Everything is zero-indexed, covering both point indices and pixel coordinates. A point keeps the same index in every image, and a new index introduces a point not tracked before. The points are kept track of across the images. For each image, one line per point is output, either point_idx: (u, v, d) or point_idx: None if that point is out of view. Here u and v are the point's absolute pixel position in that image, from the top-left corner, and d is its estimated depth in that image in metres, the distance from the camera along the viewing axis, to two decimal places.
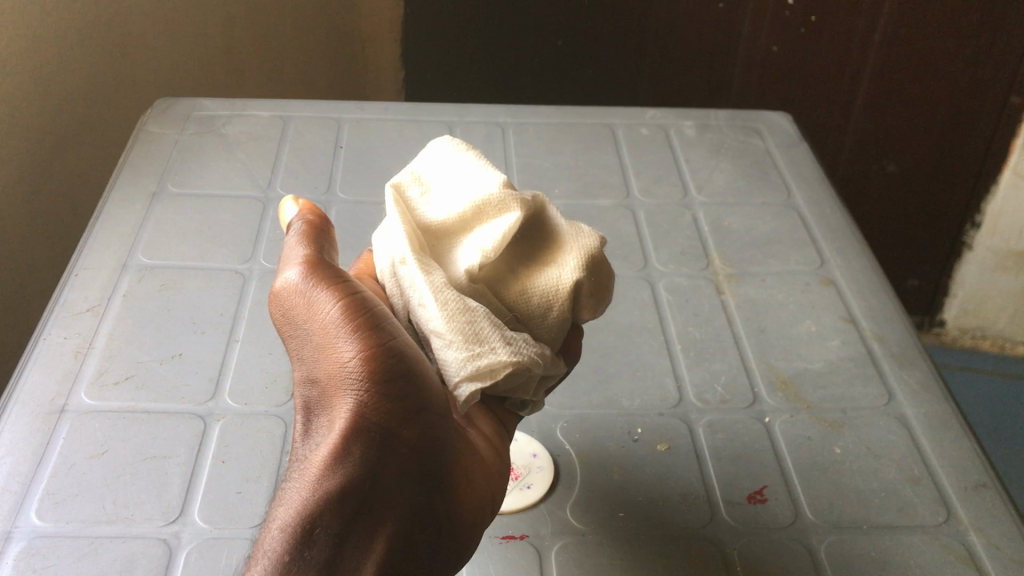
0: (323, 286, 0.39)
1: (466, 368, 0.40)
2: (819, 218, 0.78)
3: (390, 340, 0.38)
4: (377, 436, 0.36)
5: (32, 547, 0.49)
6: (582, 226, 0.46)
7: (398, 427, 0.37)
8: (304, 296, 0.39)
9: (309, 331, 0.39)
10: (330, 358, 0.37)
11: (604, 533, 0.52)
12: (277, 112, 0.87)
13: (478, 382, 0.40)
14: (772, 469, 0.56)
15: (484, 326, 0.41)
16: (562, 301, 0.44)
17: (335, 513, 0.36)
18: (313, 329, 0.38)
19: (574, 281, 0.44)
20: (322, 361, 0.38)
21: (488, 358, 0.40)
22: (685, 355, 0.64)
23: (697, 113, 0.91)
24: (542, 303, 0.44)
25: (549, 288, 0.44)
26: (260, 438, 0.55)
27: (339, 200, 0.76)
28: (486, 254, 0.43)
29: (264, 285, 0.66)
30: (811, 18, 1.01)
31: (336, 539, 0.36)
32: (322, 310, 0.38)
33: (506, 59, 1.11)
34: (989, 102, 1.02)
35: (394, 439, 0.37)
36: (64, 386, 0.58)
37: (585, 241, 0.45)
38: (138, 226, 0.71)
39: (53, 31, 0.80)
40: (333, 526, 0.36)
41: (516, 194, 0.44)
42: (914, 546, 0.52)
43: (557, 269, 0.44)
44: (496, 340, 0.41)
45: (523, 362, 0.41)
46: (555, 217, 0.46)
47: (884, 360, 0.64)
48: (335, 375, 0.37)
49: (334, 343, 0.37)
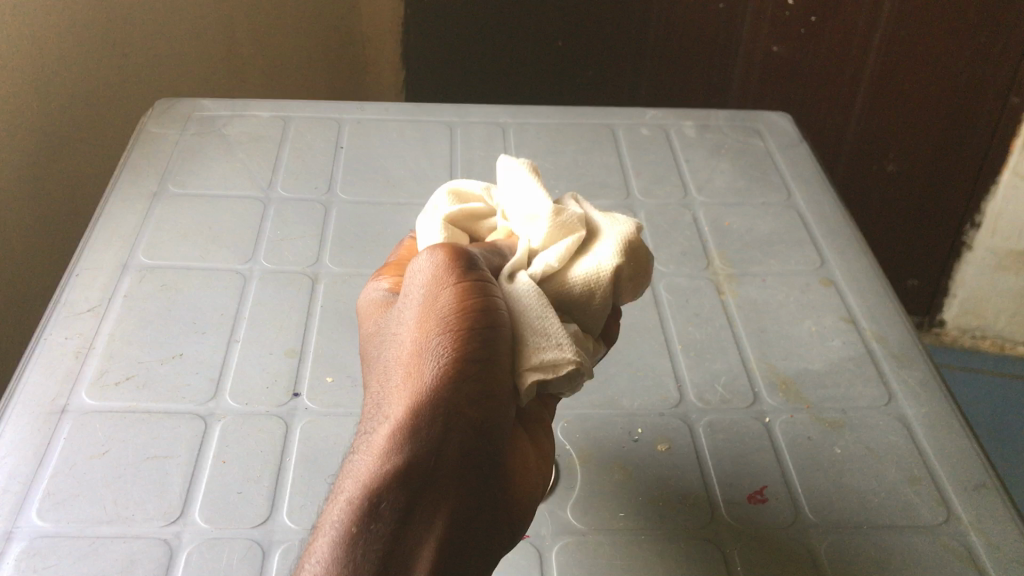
0: (445, 267, 0.37)
1: (529, 358, 0.37)
2: (819, 217, 0.78)
3: (485, 326, 0.36)
4: (450, 419, 0.34)
5: (32, 548, 0.49)
6: (616, 218, 0.46)
7: (472, 411, 0.35)
8: (421, 267, 0.38)
9: (409, 302, 0.38)
10: (418, 331, 0.36)
11: (605, 533, 0.52)
12: (277, 113, 0.87)
13: (540, 374, 0.37)
14: (772, 470, 0.56)
15: (553, 323, 0.38)
16: (604, 286, 0.43)
17: (400, 491, 0.34)
18: (418, 305, 0.37)
19: (615, 266, 0.43)
20: (409, 334, 0.36)
21: (552, 352, 0.37)
22: (685, 355, 0.64)
23: (697, 114, 0.91)
24: (585, 291, 0.43)
25: (591, 275, 0.43)
26: (260, 438, 0.55)
27: (339, 201, 0.76)
28: (550, 259, 0.43)
29: (264, 285, 0.66)
30: (811, 18, 1.01)
31: (398, 518, 0.34)
32: (433, 290, 0.37)
33: (506, 59, 1.11)
34: (989, 102, 1.02)
35: (464, 421, 0.35)
36: (65, 386, 0.58)
37: (620, 230, 0.45)
38: (138, 226, 0.72)
39: (53, 31, 0.80)
40: (396, 504, 0.34)
41: (569, 214, 0.45)
42: (915, 546, 0.52)
43: (597, 259, 0.44)
44: (562, 336, 0.38)
45: (583, 363, 0.38)
46: (596, 218, 0.47)
47: (884, 360, 0.64)
48: (420, 347, 0.35)
49: (426, 316, 0.36)
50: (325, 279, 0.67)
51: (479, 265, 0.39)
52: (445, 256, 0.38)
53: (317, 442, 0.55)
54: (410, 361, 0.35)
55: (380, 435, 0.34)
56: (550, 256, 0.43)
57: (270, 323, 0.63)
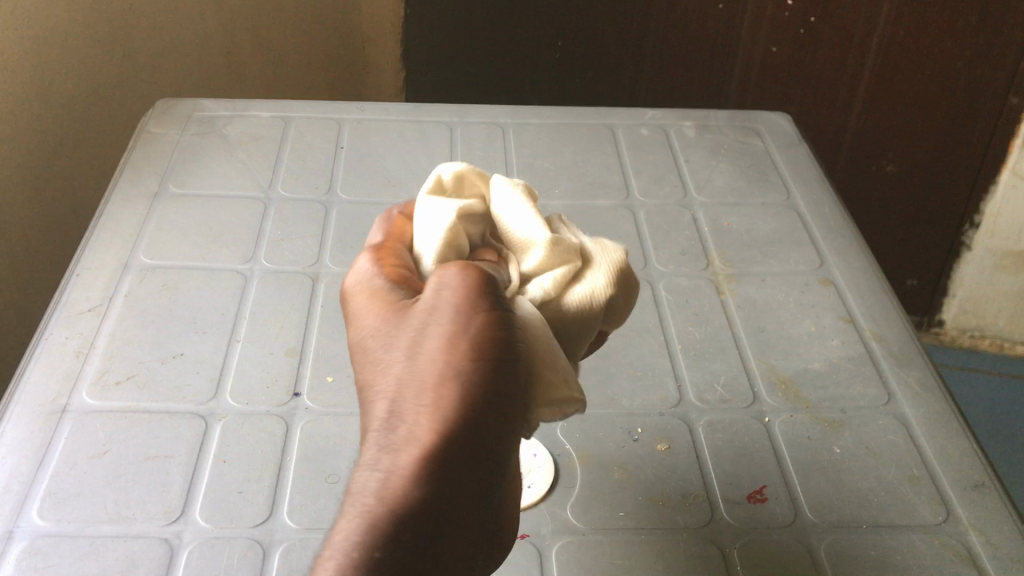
0: (476, 299, 0.38)
1: (544, 396, 0.38)
2: (819, 218, 0.78)
3: (512, 358, 0.37)
4: (479, 450, 0.35)
5: (33, 547, 0.49)
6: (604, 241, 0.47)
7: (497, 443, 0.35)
8: (446, 292, 0.38)
9: (432, 322, 0.37)
10: (449, 356, 0.36)
11: (605, 533, 0.52)
12: (277, 113, 0.87)
13: (549, 411, 0.39)
14: (772, 470, 0.56)
15: (563, 360, 0.40)
16: (597, 313, 0.44)
17: (425, 520, 0.34)
18: (445, 331, 0.37)
19: (607, 293, 0.44)
20: (436, 357, 0.36)
21: (565, 391, 0.39)
22: (684, 355, 0.64)
23: (697, 114, 0.91)
24: (579, 317, 0.43)
25: (585, 301, 0.44)
26: (260, 438, 0.55)
27: (340, 200, 0.76)
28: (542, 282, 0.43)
29: (265, 285, 0.67)
30: (811, 19, 1.01)
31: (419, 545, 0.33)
32: (463, 319, 0.37)
33: (506, 60, 1.11)
34: (988, 102, 1.02)
35: (490, 452, 0.35)
36: (65, 386, 0.58)
37: (611, 255, 0.46)
38: (139, 226, 0.72)
39: (54, 30, 0.80)
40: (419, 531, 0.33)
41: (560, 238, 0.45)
42: (914, 546, 0.52)
43: (589, 284, 0.44)
44: (572, 375, 0.40)
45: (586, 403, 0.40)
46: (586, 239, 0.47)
47: (883, 360, 0.64)
48: (449, 373, 0.35)
49: (453, 341, 0.36)
50: (326, 279, 0.68)
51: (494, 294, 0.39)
52: (473, 285, 0.38)
53: (317, 442, 0.55)
54: (438, 385, 0.35)
55: (407, 461, 0.34)
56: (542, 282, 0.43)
57: (270, 323, 0.64)
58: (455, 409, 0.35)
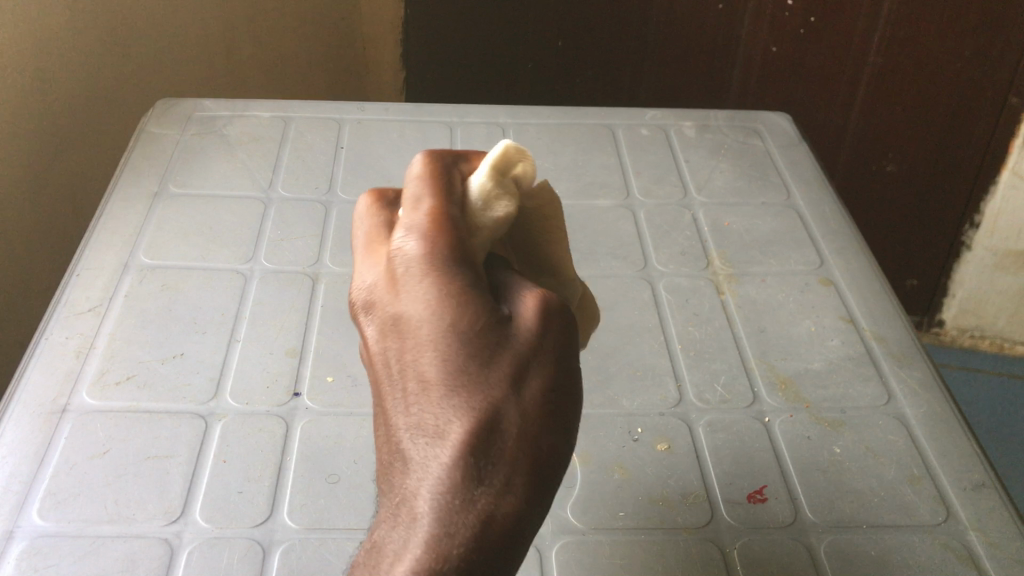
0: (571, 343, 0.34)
1: None
2: (819, 218, 0.78)
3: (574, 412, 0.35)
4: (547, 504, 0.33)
5: (33, 547, 0.49)
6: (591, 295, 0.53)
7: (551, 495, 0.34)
8: (550, 323, 0.34)
9: (535, 349, 0.33)
10: (551, 400, 0.32)
11: (605, 533, 0.52)
12: (277, 113, 0.87)
13: None
14: (771, 470, 0.56)
15: None
16: None
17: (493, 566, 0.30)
18: (549, 366, 0.33)
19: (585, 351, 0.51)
20: (537, 393, 0.32)
21: None
22: (684, 355, 0.64)
23: (697, 114, 0.91)
24: None
25: None
26: (261, 438, 0.55)
27: (340, 200, 0.76)
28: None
29: (265, 285, 0.67)
30: (810, 19, 1.01)
31: None
32: (562, 362, 0.33)
33: (506, 60, 1.11)
34: (988, 102, 1.02)
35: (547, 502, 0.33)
36: (65, 386, 0.58)
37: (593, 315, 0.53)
38: (138, 226, 0.72)
39: (55, 30, 0.80)
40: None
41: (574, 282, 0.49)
42: (914, 545, 0.52)
43: None
44: None
45: None
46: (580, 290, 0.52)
47: (883, 360, 0.64)
48: (545, 423, 0.32)
49: (550, 387, 0.32)
50: (326, 279, 0.68)
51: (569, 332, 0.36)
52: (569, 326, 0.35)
53: (317, 442, 0.55)
54: (532, 434, 0.31)
55: (499, 505, 0.30)
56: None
57: (270, 323, 0.64)
58: (544, 469, 0.32)
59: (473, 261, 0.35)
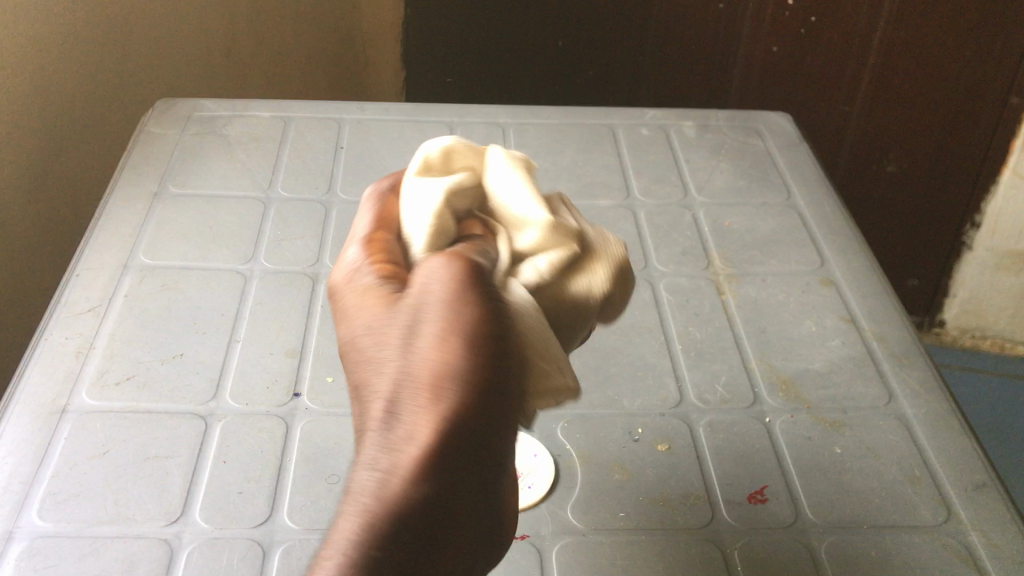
0: (469, 285, 0.34)
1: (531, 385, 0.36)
2: (819, 218, 0.78)
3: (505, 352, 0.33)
4: (473, 450, 0.31)
5: (33, 548, 0.49)
6: (607, 235, 0.48)
7: (488, 440, 0.31)
8: (443, 274, 0.34)
9: (431, 304, 0.33)
10: (449, 342, 0.32)
11: (605, 533, 0.52)
12: (277, 113, 0.87)
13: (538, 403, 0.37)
14: (772, 470, 0.56)
15: (554, 346, 0.38)
16: (594, 305, 0.44)
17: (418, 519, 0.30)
18: (439, 314, 0.33)
19: (604, 288, 0.44)
20: (434, 343, 0.32)
21: (553, 376, 0.37)
22: (685, 355, 0.64)
23: (697, 114, 0.91)
24: (577, 307, 0.43)
25: (584, 293, 0.44)
26: (260, 438, 0.55)
27: (340, 200, 0.76)
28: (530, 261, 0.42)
29: (265, 285, 0.67)
30: (811, 19, 1.01)
31: (411, 550, 0.30)
32: (456, 307, 0.33)
33: (507, 60, 1.11)
34: (989, 103, 1.01)
35: (490, 449, 0.31)
36: (65, 386, 0.58)
37: (611, 251, 0.46)
38: (138, 226, 0.72)
39: (55, 31, 0.80)
40: (412, 533, 0.30)
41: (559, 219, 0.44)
42: (915, 546, 0.52)
43: (589, 278, 0.44)
44: (563, 361, 0.38)
45: (575, 390, 0.39)
46: (588, 233, 0.46)
47: (884, 360, 0.64)
48: (442, 366, 0.31)
49: (445, 334, 0.32)
50: (326, 279, 0.68)
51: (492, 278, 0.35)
52: (460, 267, 0.35)
53: (317, 442, 0.55)
54: (426, 382, 0.31)
55: (400, 461, 0.30)
56: (527, 270, 0.41)
57: (270, 323, 0.63)
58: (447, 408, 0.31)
59: (396, 275, 0.38)
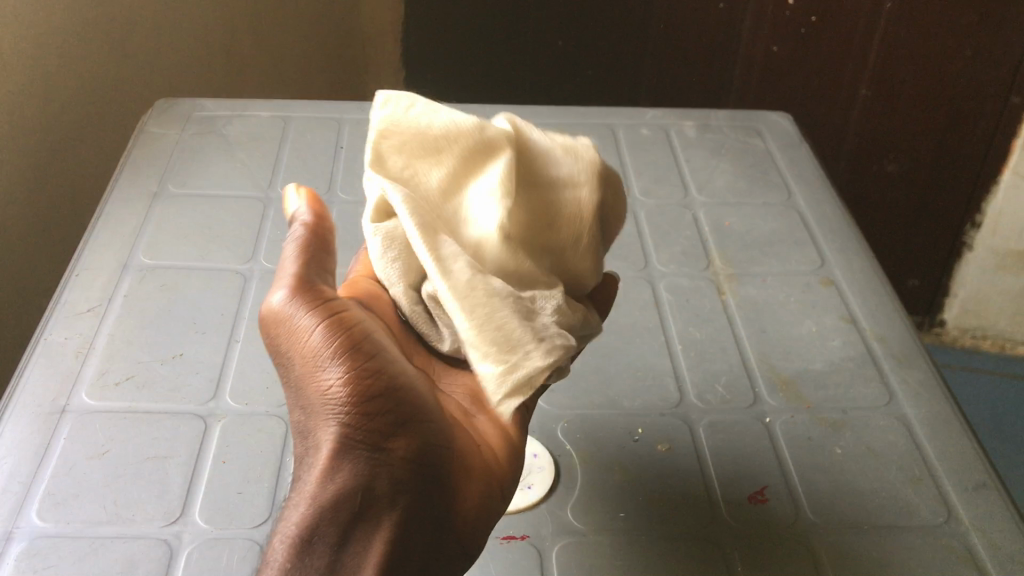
0: (306, 309, 0.38)
1: (505, 383, 0.41)
2: (819, 218, 0.78)
3: (372, 362, 0.38)
4: (363, 453, 0.37)
5: (32, 548, 0.49)
6: (570, 142, 0.48)
7: (381, 442, 0.37)
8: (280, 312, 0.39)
9: (290, 346, 0.39)
10: (314, 374, 0.38)
11: (605, 533, 0.52)
12: (277, 112, 0.87)
13: (519, 395, 0.41)
14: (772, 470, 0.56)
15: (517, 330, 0.41)
16: (587, 223, 0.46)
17: (331, 526, 0.37)
18: (299, 356, 0.38)
19: (591, 201, 0.46)
20: (305, 379, 0.38)
21: (524, 366, 0.41)
22: (685, 355, 0.64)
23: (698, 114, 0.91)
24: (571, 233, 0.46)
25: (574, 215, 0.46)
26: (260, 438, 0.55)
27: (340, 200, 0.76)
28: (493, 200, 0.43)
29: (264, 285, 0.66)
30: (811, 18, 1.01)
31: (332, 552, 0.37)
32: (306, 338, 0.38)
33: (507, 60, 1.11)
34: (989, 102, 1.01)
35: (385, 451, 0.37)
36: (65, 386, 0.58)
37: (583, 159, 0.47)
38: (138, 226, 0.72)
39: (55, 30, 0.80)
40: (329, 539, 0.37)
41: (506, 138, 0.45)
42: (916, 546, 0.52)
43: (573, 198, 0.46)
44: (529, 343, 0.41)
45: (558, 361, 0.42)
46: (547, 147, 0.47)
47: (884, 360, 0.64)
48: (315, 401, 0.38)
49: (309, 372, 0.38)
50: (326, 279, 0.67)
51: (331, 297, 0.40)
52: (294, 296, 0.39)
53: None
54: (310, 419, 0.38)
55: (303, 485, 0.37)
56: (494, 214, 0.43)
57: None
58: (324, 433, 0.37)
59: None
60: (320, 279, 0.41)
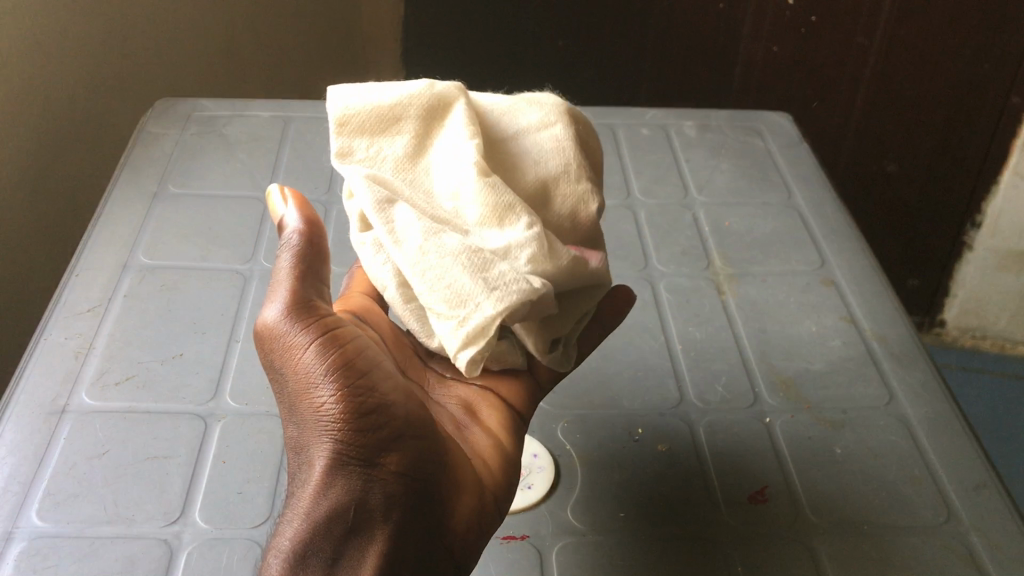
0: (300, 326, 0.38)
1: (459, 336, 0.40)
2: (820, 218, 0.78)
3: (365, 378, 0.37)
4: (356, 469, 0.37)
5: (32, 548, 0.49)
6: (525, 94, 0.50)
7: (374, 458, 0.37)
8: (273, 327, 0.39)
9: (283, 362, 0.39)
10: (308, 392, 0.38)
11: (605, 534, 0.52)
12: (277, 113, 0.87)
13: (476, 344, 0.40)
14: (773, 470, 0.56)
15: (466, 285, 0.40)
16: (570, 149, 0.47)
17: (326, 540, 0.37)
18: (293, 373, 0.38)
19: (565, 130, 0.48)
20: (298, 396, 0.38)
21: (475, 317, 0.40)
22: (685, 355, 0.64)
23: (698, 114, 0.91)
24: (560, 161, 0.47)
25: (557, 145, 0.47)
26: (260, 438, 0.55)
27: (340, 200, 0.76)
28: (461, 145, 0.44)
29: (264, 285, 0.67)
30: (811, 18, 1.01)
31: (327, 565, 0.37)
32: (299, 356, 0.38)
33: (507, 60, 1.11)
34: (989, 104, 1.02)
35: (379, 467, 0.37)
36: (65, 386, 0.58)
37: (545, 100, 0.49)
38: (138, 226, 0.72)
39: (55, 30, 0.80)
40: (323, 553, 0.37)
41: (455, 94, 0.47)
42: (916, 547, 0.52)
43: (547, 132, 0.47)
44: (479, 293, 0.40)
45: (512, 307, 0.39)
46: (507, 104, 0.49)
47: (884, 360, 0.64)
48: (307, 419, 0.37)
49: (301, 389, 0.38)
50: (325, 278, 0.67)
51: (326, 312, 0.39)
52: (287, 314, 0.38)
53: None
54: (304, 434, 0.38)
55: (299, 500, 0.37)
56: (465, 159, 0.44)
57: None
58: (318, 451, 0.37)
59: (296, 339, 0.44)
60: (316, 290, 0.40)
